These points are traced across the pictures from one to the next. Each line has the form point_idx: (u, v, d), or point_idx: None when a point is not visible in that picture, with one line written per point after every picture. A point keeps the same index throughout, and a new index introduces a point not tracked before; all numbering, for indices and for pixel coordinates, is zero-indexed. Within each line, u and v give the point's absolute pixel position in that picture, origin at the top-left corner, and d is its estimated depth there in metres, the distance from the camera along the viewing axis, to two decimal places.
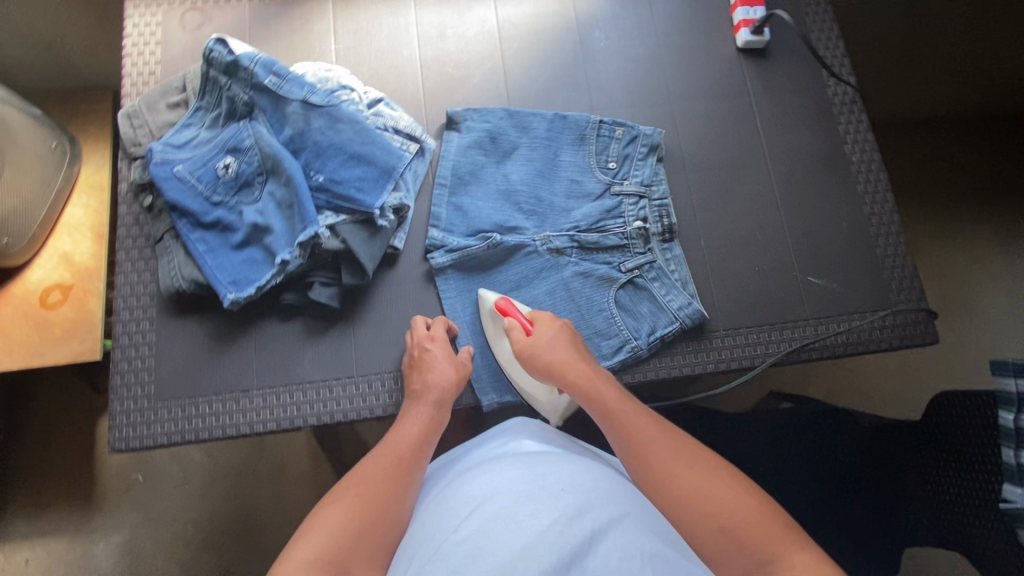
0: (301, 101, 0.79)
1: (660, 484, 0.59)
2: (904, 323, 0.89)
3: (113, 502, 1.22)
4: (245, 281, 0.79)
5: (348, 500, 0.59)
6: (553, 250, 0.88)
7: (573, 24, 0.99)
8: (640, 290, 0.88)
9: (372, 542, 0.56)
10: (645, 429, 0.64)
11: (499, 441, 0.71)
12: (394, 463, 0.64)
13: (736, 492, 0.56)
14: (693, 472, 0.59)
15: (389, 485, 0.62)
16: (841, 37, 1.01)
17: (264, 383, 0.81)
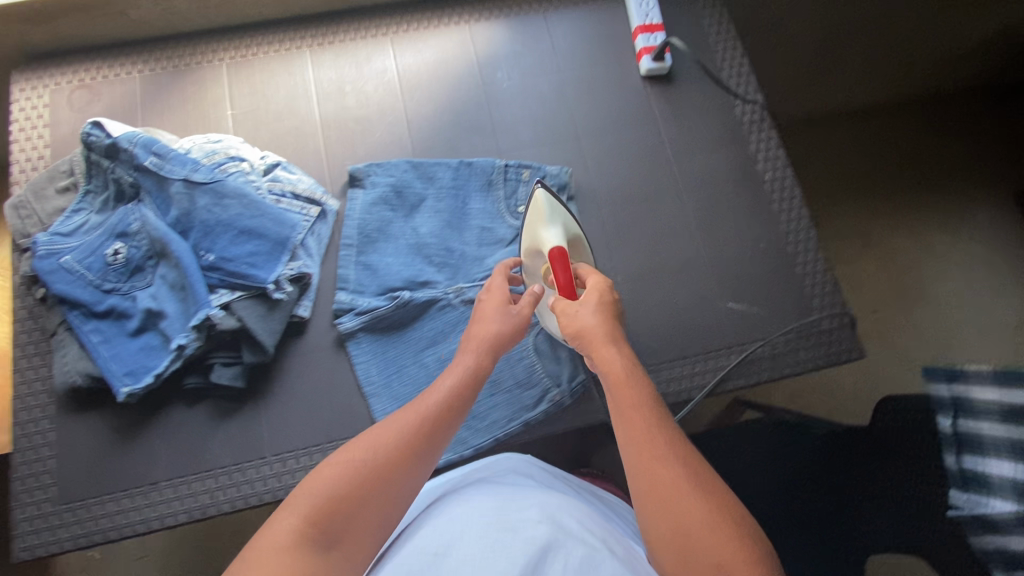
0: (183, 180, 0.77)
1: (654, 510, 0.52)
2: (829, 340, 0.88)
3: None
4: (141, 371, 0.76)
5: (355, 461, 0.55)
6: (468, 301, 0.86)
7: (476, 66, 0.98)
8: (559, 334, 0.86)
9: (364, 518, 0.53)
10: (655, 440, 0.55)
11: (487, 472, 0.71)
12: (416, 427, 0.59)
13: (738, 543, 0.48)
14: (693, 508, 0.50)
15: (406, 451, 0.57)
16: (745, 55, 1.01)
17: (173, 473, 0.79)
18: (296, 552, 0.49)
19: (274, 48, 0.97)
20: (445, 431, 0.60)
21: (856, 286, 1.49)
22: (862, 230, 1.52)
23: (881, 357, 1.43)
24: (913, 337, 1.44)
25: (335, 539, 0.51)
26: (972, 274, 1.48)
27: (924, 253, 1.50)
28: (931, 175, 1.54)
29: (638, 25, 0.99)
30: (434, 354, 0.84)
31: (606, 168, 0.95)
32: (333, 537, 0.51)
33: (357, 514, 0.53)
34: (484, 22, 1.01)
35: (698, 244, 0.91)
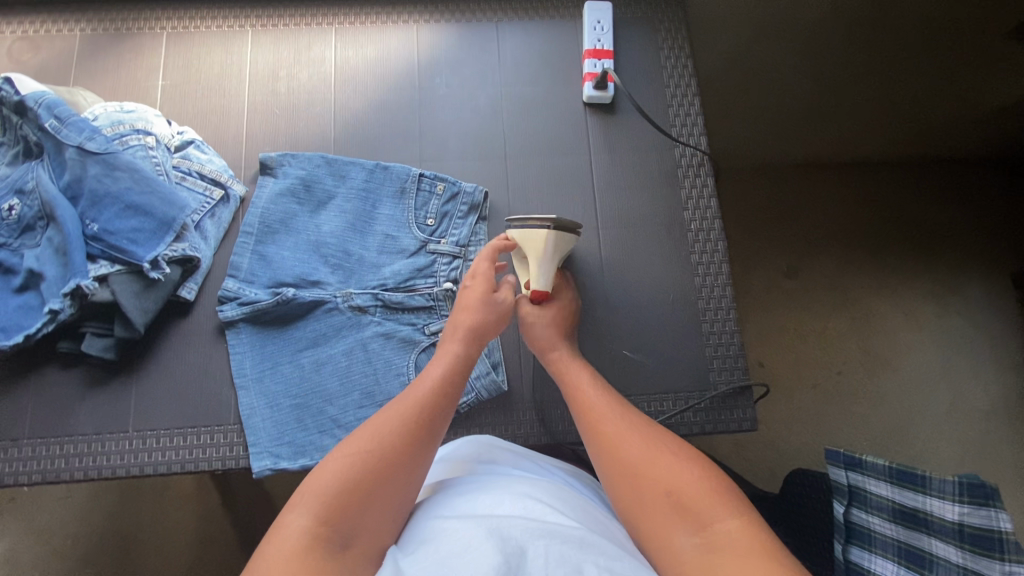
0: (77, 147, 0.76)
1: (608, 459, 0.65)
2: (720, 406, 0.83)
3: None
4: (14, 329, 0.77)
5: (358, 455, 0.59)
6: (355, 309, 0.84)
7: (415, 68, 0.96)
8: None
9: (374, 510, 0.57)
10: (607, 416, 0.69)
11: (471, 459, 0.71)
12: (414, 414, 0.64)
13: (683, 467, 0.62)
14: (641, 446, 0.64)
15: (406, 437, 0.61)
16: (697, 93, 0.97)
17: (35, 432, 0.79)
18: (311, 547, 0.52)
19: (217, 23, 0.96)
20: (438, 415, 0.65)
21: (817, 346, 1.42)
22: (833, 288, 1.45)
23: (832, 423, 1.37)
24: (868, 407, 1.37)
25: (352, 533, 0.54)
26: (943, 351, 1.40)
27: (895, 321, 1.43)
28: (915, 241, 1.46)
29: (588, 48, 0.95)
30: (311, 355, 0.83)
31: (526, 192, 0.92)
32: (349, 531, 0.54)
33: (369, 504, 0.56)
34: (434, 23, 0.98)
35: (606, 284, 0.88)
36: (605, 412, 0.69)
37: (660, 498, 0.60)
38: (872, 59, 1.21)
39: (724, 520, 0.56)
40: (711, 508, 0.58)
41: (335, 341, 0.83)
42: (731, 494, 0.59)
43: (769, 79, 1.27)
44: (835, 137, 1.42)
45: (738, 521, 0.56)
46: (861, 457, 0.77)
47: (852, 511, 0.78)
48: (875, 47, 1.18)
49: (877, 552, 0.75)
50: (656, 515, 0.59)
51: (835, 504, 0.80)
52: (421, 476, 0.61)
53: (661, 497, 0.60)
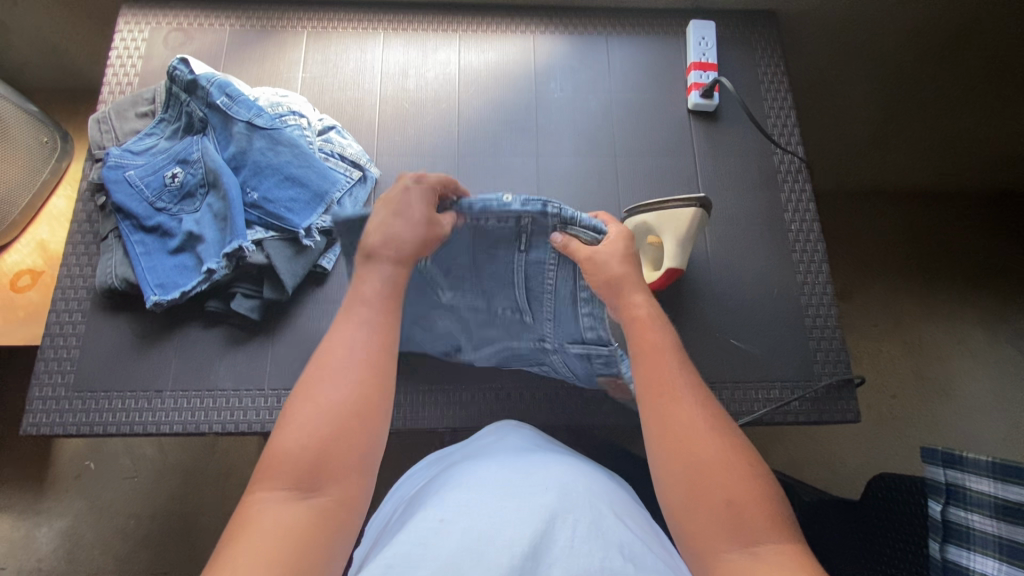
0: (246, 122, 0.85)
1: (671, 453, 0.57)
2: (824, 397, 0.87)
3: (62, 486, 1.29)
4: (171, 285, 0.83)
5: (313, 408, 0.55)
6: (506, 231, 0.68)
7: (531, 73, 1.04)
8: (576, 351, 0.80)
9: (336, 460, 0.53)
10: (679, 388, 0.61)
11: (493, 439, 0.75)
12: (356, 376, 0.57)
13: (748, 482, 0.54)
14: (711, 438, 0.57)
15: (354, 400, 0.56)
16: (793, 107, 1.03)
17: (177, 385, 0.84)
18: (286, 512, 0.50)
19: (353, 26, 1.05)
20: (385, 368, 0.60)
21: (876, 366, 1.45)
22: (892, 310, 1.48)
23: (890, 443, 1.38)
24: (925, 430, 1.39)
25: (315, 487, 0.52)
26: (999, 379, 1.42)
27: (952, 346, 1.46)
28: (974, 270, 1.50)
29: (693, 61, 1.03)
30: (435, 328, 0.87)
31: (635, 190, 0.98)
32: (312, 486, 0.52)
33: (328, 461, 0.53)
34: (548, 34, 1.07)
35: (712, 277, 0.92)
36: (678, 386, 0.61)
37: (716, 508, 0.53)
38: (941, 87, 1.28)
39: (777, 543, 0.51)
40: (765, 528, 0.52)
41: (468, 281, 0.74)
42: (786, 516, 0.54)
43: (841, 103, 1.34)
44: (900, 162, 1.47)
45: (792, 549, 0.51)
46: (961, 454, 0.74)
47: (950, 510, 0.74)
48: (947, 74, 1.26)
49: (977, 550, 0.71)
50: (702, 515, 0.54)
51: (929, 504, 0.76)
52: (377, 431, 0.57)
53: (721, 507, 0.53)
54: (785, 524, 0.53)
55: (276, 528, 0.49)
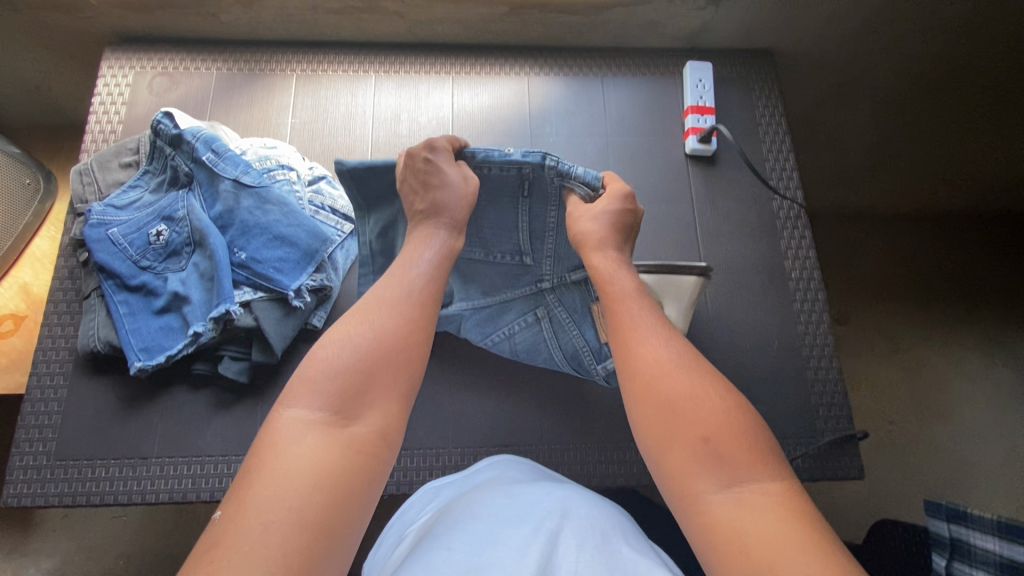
0: (233, 180, 0.82)
1: (644, 400, 0.58)
2: (827, 454, 0.85)
3: (48, 527, 1.25)
4: (156, 349, 0.80)
5: (342, 353, 0.57)
6: (509, 171, 0.76)
7: (527, 117, 1.02)
8: (574, 281, 0.84)
9: (360, 396, 0.55)
10: (658, 336, 0.62)
11: (490, 473, 0.71)
12: (404, 312, 0.61)
13: (722, 413, 0.54)
14: (690, 381, 0.57)
15: (403, 330, 0.60)
16: (792, 150, 1.02)
17: (164, 452, 0.81)
18: (319, 443, 0.50)
19: (343, 68, 1.03)
20: (431, 303, 0.64)
21: (875, 392, 1.42)
22: (892, 337, 1.46)
23: (891, 471, 1.35)
24: (925, 457, 1.36)
25: (355, 416, 0.53)
26: (1001, 405, 1.39)
27: (952, 371, 1.43)
28: (973, 297, 1.48)
29: (690, 104, 1.01)
30: None
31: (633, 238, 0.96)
32: (353, 412, 0.53)
33: (372, 385, 0.56)
34: (543, 75, 1.05)
35: (713, 329, 0.91)
36: (656, 333, 0.62)
37: (692, 443, 0.53)
38: (940, 118, 1.26)
39: (761, 482, 0.50)
40: (749, 467, 0.51)
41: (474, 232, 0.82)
42: (767, 446, 0.53)
43: (839, 134, 1.32)
44: (896, 192, 1.46)
45: (771, 479, 0.50)
46: (965, 510, 0.76)
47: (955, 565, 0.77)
48: (945, 107, 1.24)
49: None
50: (685, 459, 0.53)
51: (935, 557, 0.79)
52: (422, 366, 0.60)
53: (697, 444, 0.53)
54: (772, 461, 0.52)
55: (302, 462, 0.49)
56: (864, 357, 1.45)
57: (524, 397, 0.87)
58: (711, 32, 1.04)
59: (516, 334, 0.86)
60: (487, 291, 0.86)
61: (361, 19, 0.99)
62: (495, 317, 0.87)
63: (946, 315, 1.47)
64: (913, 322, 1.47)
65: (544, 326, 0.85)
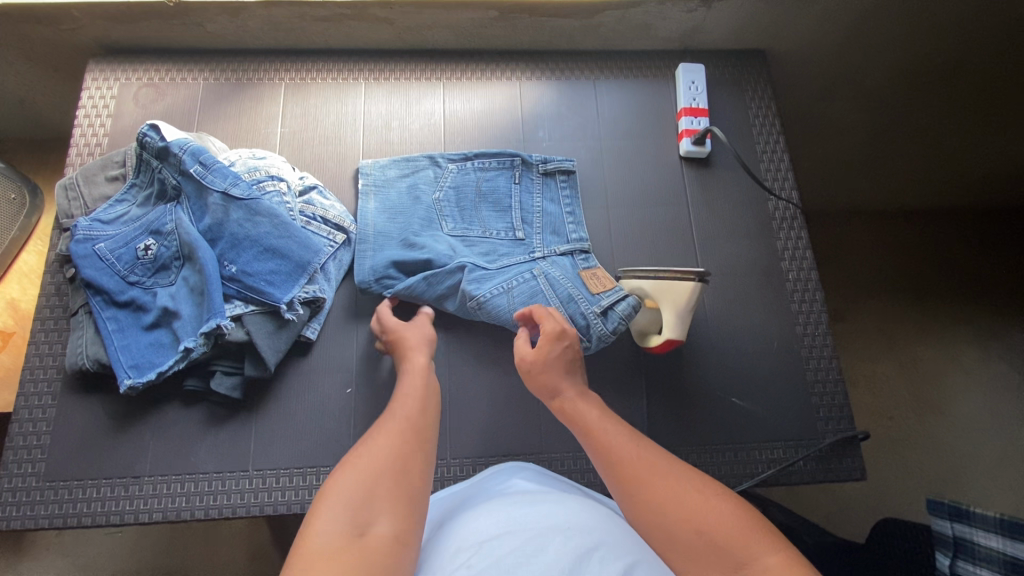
0: (222, 192, 0.81)
1: (629, 500, 0.58)
2: (829, 456, 0.85)
3: (42, 547, 1.22)
4: (147, 366, 0.78)
5: (357, 466, 0.57)
6: (501, 164, 0.95)
7: (519, 122, 1.01)
8: (562, 252, 0.90)
9: (380, 500, 0.54)
10: (627, 445, 0.63)
11: (496, 479, 0.71)
12: (404, 426, 0.63)
13: (706, 499, 0.54)
14: (666, 478, 0.58)
15: (403, 444, 0.61)
16: (786, 150, 1.02)
17: (156, 470, 0.79)
18: (339, 550, 0.49)
19: (332, 76, 1.01)
20: (429, 419, 0.66)
21: (873, 389, 1.42)
22: (889, 334, 1.46)
23: (891, 469, 1.35)
24: (924, 453, 1.36)
25: (371, 522, 0.52)
26: (997, 399, 1.39)
27: (948, 367, 1.43)
28: (968, 291, 1.48)
29: (684, 106, 1.00)
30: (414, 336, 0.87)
31: (630, 244, 0.95)
32: (368, 520, 0.52)
33: (382, 490, 0.55)
34: (535, 80, 1.04)
35: (711, 333, 0.90)
36: (621, 442, 0.63)
37: (689, 537, 0.52)
38: (932, 115, 1.26)
39: (766, 556, 0.49)
40: (746, 545, 0.50)
41: (472, 215, 0.93)
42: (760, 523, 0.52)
43: (832, 133, 1.32)
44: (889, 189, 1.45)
45: (773, 552, 0.49)
46: (968, 507, 0.76)
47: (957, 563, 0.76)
48: (938, 105, 1.24)
49: None
50: (691, 558, 0.52)
51: (938, 557, 0.78)
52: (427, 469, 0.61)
53: (693, 536, 0.52)
54: (767, 534, 0.51)
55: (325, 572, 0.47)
56: (862, 355, 1.45)
57: (521, 406, 0.86)
58: (703, 33, 1.03)
59: (513, 288, 0.85)
60: (485, 259, 0.89)
61: (350, 26, 0.98)
62: (491, 274, 0.87)
63: (941, 311, 1.47)
64: (910, 318, 1.47)
65: (541, 280, 0.86)
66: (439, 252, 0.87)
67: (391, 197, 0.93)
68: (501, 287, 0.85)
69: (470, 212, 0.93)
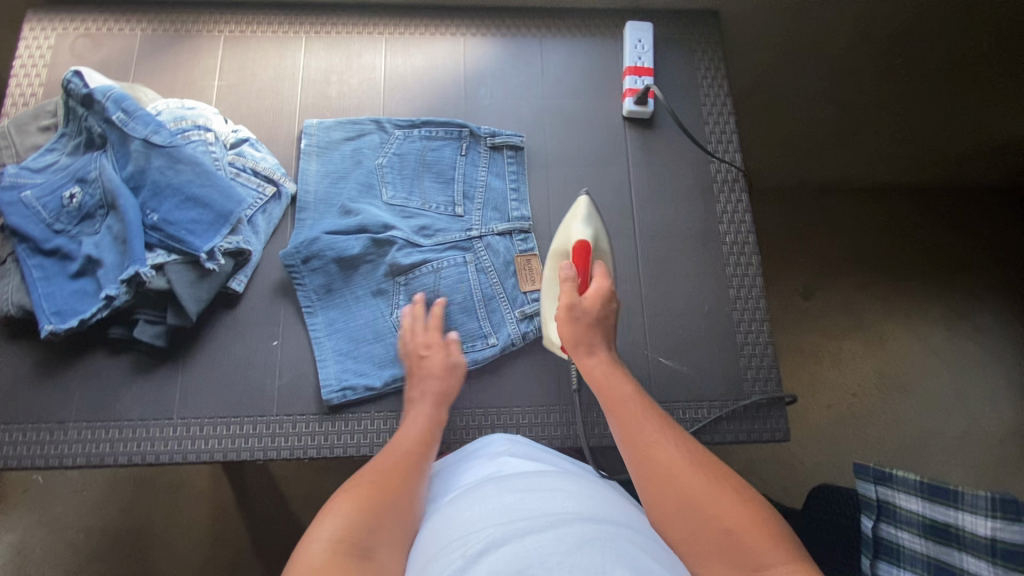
0: (143, 139, 0.81)
1: (658, 492, 0.59)
2: (754, 415, 0.85)
3: (7, 502, 1.20)
4: (69, 312, 0.79)
5: (355, 487, 0.59)
6: (449, 134, 0.94)
7: (461, 79, 0.99)
8: (500, 232, 0.90)
9: (379, 511, 0.56)
10: (659, 437, 0.64)
11: (489, 459, 0.69)
12: (408, 451, 0.66)
13: (733, 498, 0.56)
14: (697, 473, 0.59)
15: (398, 461, 0.64)
16: (733, 113, 1.00)
17: (82, 416, 0.80)
18: (338, 563, 0.49)
19: (272, 29, 0.99)
20: (424, 437, 0.69)
21: (835, 365, 1.40)
22: (853, 309, 1.44)
23: (849, 445, 1.34)
24: (882, 431, 1.35)
25: (368, 529, 0.54)
26: (957, 377, 1.39)
27: (909, 346, 1.42)
28: (931, 266, 1.46)
29: (628, 65, 0.99)
30: (341, 299, 0.86)
31: (569, 206, 0.94)
32: (364, 526, 0.54)
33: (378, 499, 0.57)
34: (480, 37, 1.02)
35: (643, 294, 0.90)
36: (654, 433, 0.64)
37: (715, 537, 0.54)
38: (894, 86, 1.23)
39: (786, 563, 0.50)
40: (769, 549, 0.51)
41: (413, 183, 0.92)
42: (781, 528, 0.54)
43: (797, 103, 1.28)
44: (858, 162, 1.42)
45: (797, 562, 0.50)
46: (891, 471, 0.70)
47: (882, 527, 0.70)
48: (901, 75, 1.21)
49: (907, 569, 0.68)
50: (711, 552, 0.53)
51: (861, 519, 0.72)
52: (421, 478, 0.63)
53: (719, 535, 0.54)
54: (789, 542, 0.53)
55: None
56: (826, 327, 1.43)
57: None
58: None
59: (398, 301, 0.87)
60: (420, 233, 0.89)
61: None
62: (425, 249, 0.88)
63: (905, 285, 1.45)
64: (873, 292, 1.45)
65: (471, 269, 0.88)
66: (374, 223, 0.87)
67: (334, 160, 0.92)
68: (389, 294, 0.87)
69: (412, 180, 0.93)
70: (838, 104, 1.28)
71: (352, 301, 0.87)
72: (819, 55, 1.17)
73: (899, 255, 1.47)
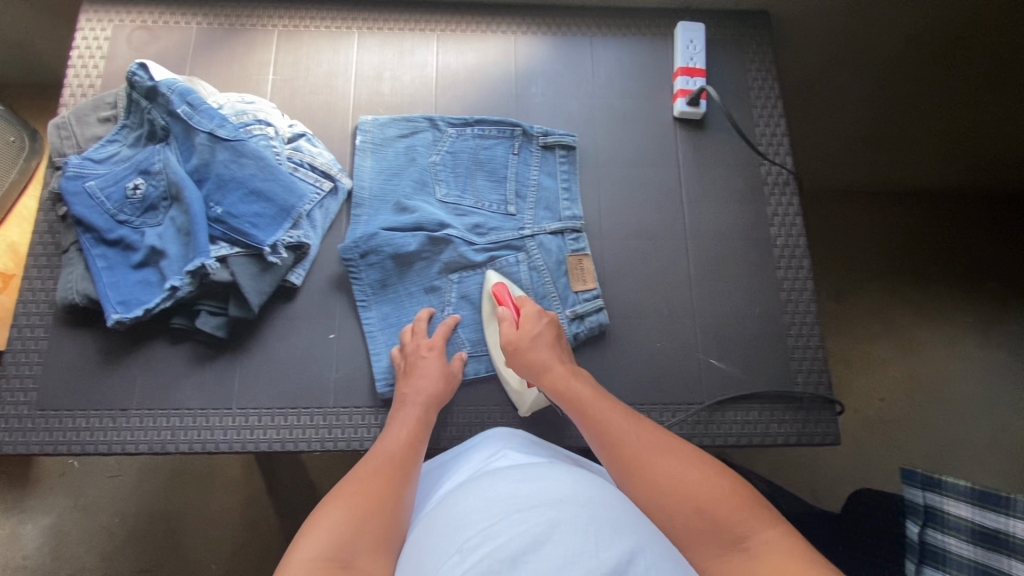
0: (208, 133, 0.83)
1: (637, 484, 0.59)
2: (805, 418, 0.85)
3: (46, 485, 1.22)
4: (134, 302, 0.80)
5: (340, 500, 0.59)
6: (501, 133, 0.95)
7: (512, 77, 1.00)
8: (552, 231, 0.91)
9: (364, 518, 0.57)
10: (626, 431, 0.64)
11: (485, 453, 0.70)
12: (393, 458, 0.67)
13: (708, 476, 0.58)
14: (670, 459, 0.60)
15: (381, 468, 0.65)
16: (784, 115, 1.00)
17: (143, 404, 0.82)
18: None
19: (326, 24, 1.00)
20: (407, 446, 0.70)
21: (868, 369, 1.40)
22: (887, 313, 1.44)
23: (881, 449, 1.34)
24: (915, 437, 1.35)
25: (353, 539, 0.54)
26: (992, 385, 1.38)
27: (944, 352, 1.41)
28: (968, 272, 1.45)
29: (680, 66, 0.98)
30: (395, 295, 0.87)
31: (620, 206, 0.94)
32: (349, 537, 0.54)
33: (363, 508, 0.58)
34: (530, 35, 1.02)
35: (693, 295, 0.90)
36: (618, 427, 0.65)
37: (692, 517, 0.55)
38: (939, 91, 1.22)
39: (763, 534, 0.52)
40: (747, 523, 0.53)
41: (466, 181, 0.93)
42: (755, 500, 0.56)
43: (840, 106, 1.28)
44: (898, 166, 1.42)
45: (777, 533, 0.52)
46: (939, 477, 0.70)
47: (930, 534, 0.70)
48: (948, 81, 1.20)
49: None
50: (693, 532, 0.54)
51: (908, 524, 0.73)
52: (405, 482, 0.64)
53: (694, 514, 0.55)
54: (766, 512, 0.55)
55: None
56: (860, 331, 1.42)
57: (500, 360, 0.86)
58: None
59: (451, 297, 0.88)
60: (474, 230, 0.90)
61: None
62: (478, 247, 0.88)
63: (940, 291, 1.45)
64: (908, 297, 1.45)
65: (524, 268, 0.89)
66: (428, 219, 0.88)
67: (388, 157, 0.93)
68: (442, 291, 0.88)
69: (465, 178, 0.93)
70: (881, 108, 1.27)
71: (406, 297, 0.88)
72: (866, 58, 1.17)
73: (935, 261, 1.46)
